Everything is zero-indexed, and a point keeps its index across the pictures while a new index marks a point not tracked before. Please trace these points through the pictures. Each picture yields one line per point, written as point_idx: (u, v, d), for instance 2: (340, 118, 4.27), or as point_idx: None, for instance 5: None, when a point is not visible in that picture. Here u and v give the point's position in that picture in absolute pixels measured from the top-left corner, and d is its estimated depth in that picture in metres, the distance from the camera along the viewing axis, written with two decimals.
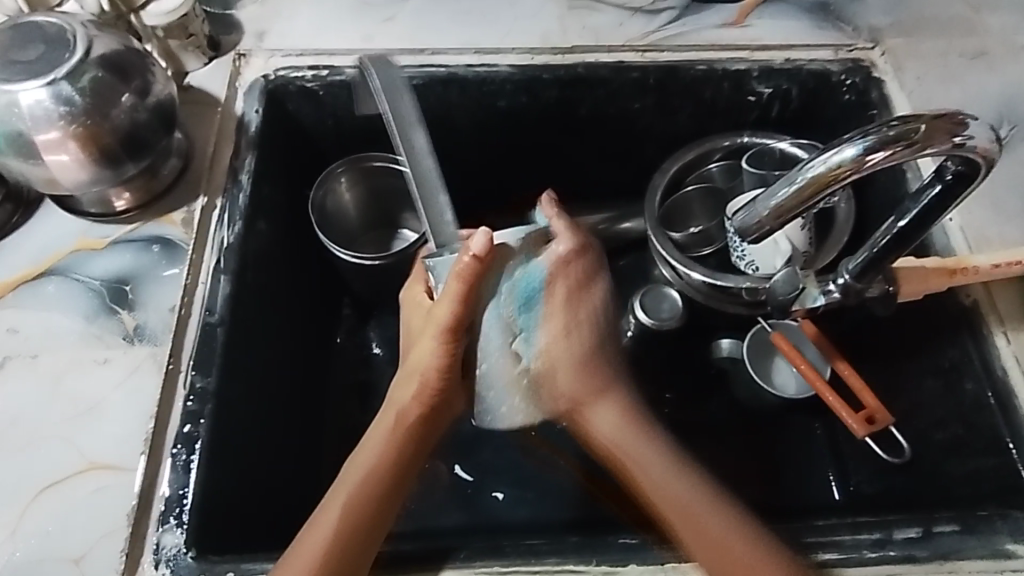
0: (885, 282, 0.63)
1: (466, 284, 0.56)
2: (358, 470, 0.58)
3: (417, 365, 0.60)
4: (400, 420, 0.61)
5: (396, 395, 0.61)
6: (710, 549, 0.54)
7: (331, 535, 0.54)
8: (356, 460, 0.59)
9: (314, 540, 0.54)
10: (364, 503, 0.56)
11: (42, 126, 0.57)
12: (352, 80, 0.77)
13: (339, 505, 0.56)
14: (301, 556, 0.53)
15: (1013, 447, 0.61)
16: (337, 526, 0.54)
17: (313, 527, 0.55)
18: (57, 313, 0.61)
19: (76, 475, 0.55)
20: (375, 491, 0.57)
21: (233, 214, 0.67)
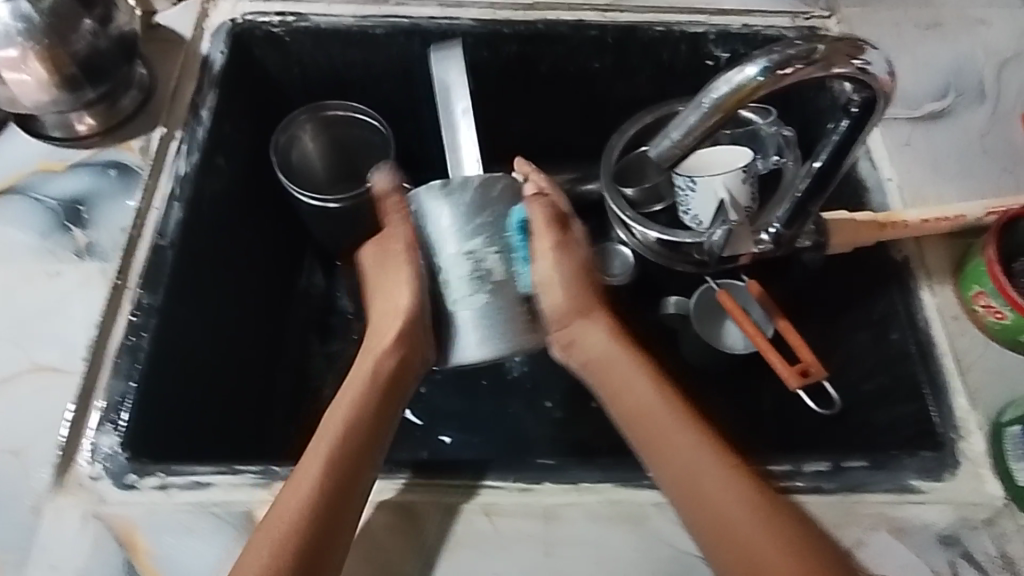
0: (815, 232, 0.67)
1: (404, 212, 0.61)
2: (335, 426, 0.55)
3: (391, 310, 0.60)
4: (376, 371, 0.59)
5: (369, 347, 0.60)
6: (709, 500, 0.52)
7: (311, 496, 0.50)
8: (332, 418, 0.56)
9: (294, 498, 0.51)
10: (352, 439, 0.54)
11: (1, 42, 0.59)
12: (317, 26, 0.79)
13: (315, 467, 0.52)
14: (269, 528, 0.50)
15: (928, 392, 0.62)
16: (320, 476, 0.52)
17: (291, 483, 0.52)
18: (14, 229, 0.64)
19: (19, 376, 0.57)
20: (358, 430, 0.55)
21: (190, 145, 0.70)
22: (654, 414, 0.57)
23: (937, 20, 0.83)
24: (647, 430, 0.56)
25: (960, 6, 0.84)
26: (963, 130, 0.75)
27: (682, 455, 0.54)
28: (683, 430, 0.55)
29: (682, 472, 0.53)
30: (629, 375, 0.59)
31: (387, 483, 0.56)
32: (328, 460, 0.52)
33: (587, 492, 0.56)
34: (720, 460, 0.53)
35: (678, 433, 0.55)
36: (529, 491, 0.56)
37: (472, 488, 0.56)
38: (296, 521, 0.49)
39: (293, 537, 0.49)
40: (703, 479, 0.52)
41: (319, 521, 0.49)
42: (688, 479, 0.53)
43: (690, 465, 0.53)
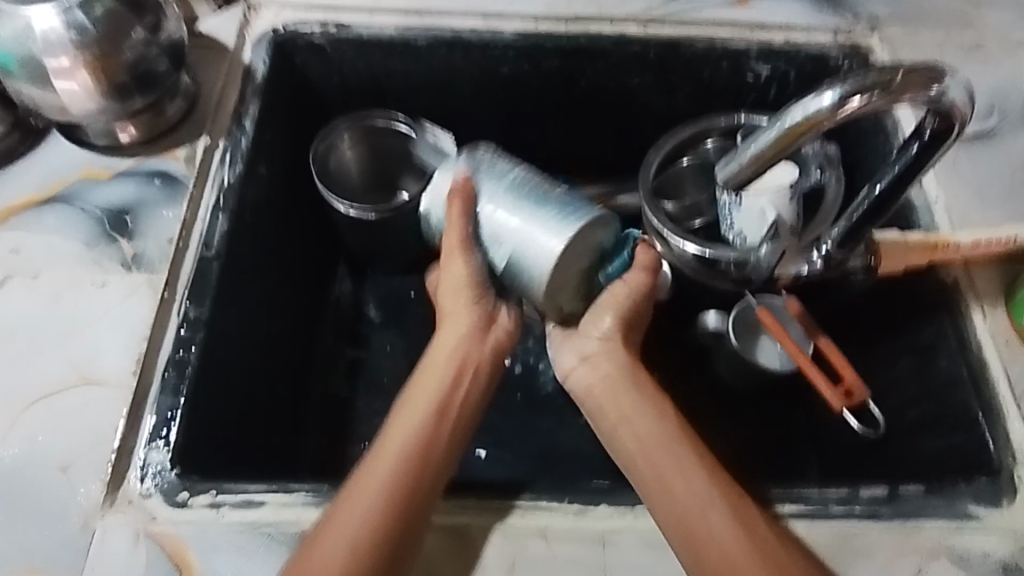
0: (866, 254, 0.66)
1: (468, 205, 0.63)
2: (403, 432, 0.56)
3: (454, 289, 0.63)
4: (452, 351, 0.62)
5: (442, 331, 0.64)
6: (696, 523, 0.52)
7: (381, 499, 0.52)
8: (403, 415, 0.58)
9: (361, 500, 0.52)
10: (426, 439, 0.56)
11: (54, 50, 0.58)
12: (360, 37, 0.78)
13: (380, 474, 0.53)
14: (336, 533, 0.50)
15: (981, 419, 0.62)
16: (387, 488, 0.52)
17: (361, 481, 0.53)
18: (59, 237, 0.63)
19: (68, 389, 0.56)
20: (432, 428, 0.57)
21: (235, 156, 0.69)
22: (663, 455, 0.55)
23: (978, 42, 0.82)
24: (642, 438, 0.57)
25: (1002, 28, 0.83)
26: (1008, 153, 0.75)
27: (682, 483, 0.54)
28: (681, 458, 0.55)
29: (683, 505, 0.52)
30: (631, 412, 0.59)
31: (440, 504, 0.55)
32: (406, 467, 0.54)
33: (642, 516, 0.55)
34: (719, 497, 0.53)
35: (671, 463, 0.55)
36: (584, 514, 0.55)
37: (526, 511, 0.55)
38: (372, 524, 0.50)
39: (361, 543, 0.49)
40: (697, 512, 0.52)
41: (393, 523, 0.51)
42: (685, 509, 0.52)
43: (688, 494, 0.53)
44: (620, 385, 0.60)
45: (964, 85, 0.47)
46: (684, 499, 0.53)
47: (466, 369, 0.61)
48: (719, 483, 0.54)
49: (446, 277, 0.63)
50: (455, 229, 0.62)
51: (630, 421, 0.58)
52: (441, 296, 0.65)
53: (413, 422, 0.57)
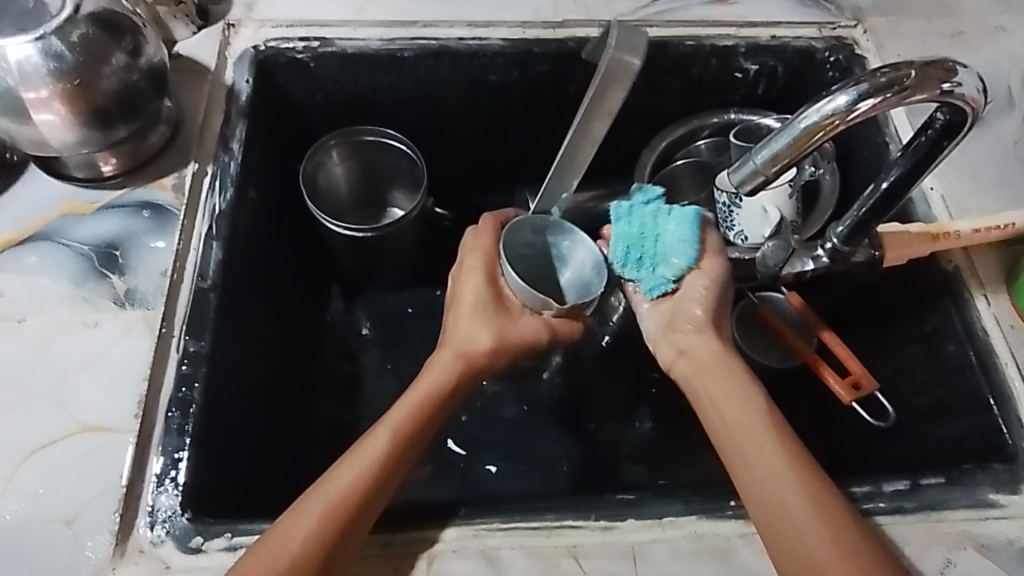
0: (871, 247, 0.65)
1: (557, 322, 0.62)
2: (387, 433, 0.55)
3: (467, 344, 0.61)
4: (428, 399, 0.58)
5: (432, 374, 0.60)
6: (784, 537, 0.49)
7: (355, 487, 0.51)
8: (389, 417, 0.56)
9: (344, 478, 0.52)
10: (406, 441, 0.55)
11: (30, 82, 0.56)
12: (343, 51, 0.76)
13: (366, 460, 0.53)
14: (312, 502, 0.50)
15: (993, 404, 0.62)
16: (369, 474, 0.52)
17: (349, 459, 0.53)
18: (46, 278, 0.60)
19: (67, 437, 0.54)
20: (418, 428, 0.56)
21: (224, 181, 0.66)
22: (759, 447, 0.53)
23: (960, 29, 0.81)
24: (740, 450, 0.54)
25: (979, 13, 0.83)
26: (999, 138, 0.75)
27: (780, 490, 0.51)
28: (771, 466, 0.52)
29: (773, 491, 0.51)
30: (729, 398, 0.57)
31: (466, 529, 0.54)
32: (391, 453, 0.54)
33: (671, 527, 0.54)
34: (813, 495, 0.50)
35: (767, 455, 0.53)
36: (612, 529, 0.54)
37: (553, 529, 0.54)
38: (334, 505, 0.50)
39: (333, 516, 0.49)
40: (787, 519, 0.50)
41: (348, 513, 0.50)
42: (773, 502, 0.51)
43: (776, 488, 0.51)
44: (733, 405, 0.56)
45: (975, 77, 0.50)
46: (776, 507, 0.51)
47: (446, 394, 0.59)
48: (812, 491, 0.51)
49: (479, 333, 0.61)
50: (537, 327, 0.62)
51: (728, 446, 0.55)
52: (462, 327, 0.62)
53: (405, 416, 0.57)
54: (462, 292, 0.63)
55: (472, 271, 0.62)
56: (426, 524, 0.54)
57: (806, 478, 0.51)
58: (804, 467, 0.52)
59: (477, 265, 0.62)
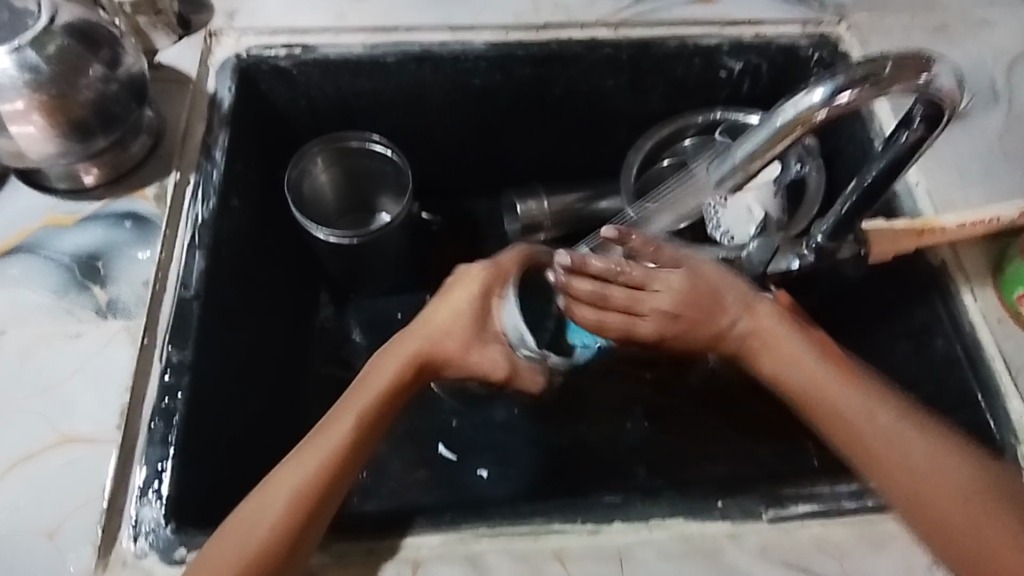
0: (856, 244, 0.64)
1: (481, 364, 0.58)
2: (321, 444, 0.53)
3: (435, 328, 0.59)
4: (384, 387, 0.56)
5: (383, 358, 0.58)
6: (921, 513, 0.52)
7: (286, 502, 0.50)
8: (315, 440, 0.53)
9: (267, 511, 0.50)
10: (363, 438, 0.54)
11: (8, 94, 0.55)
12: (325, 58, 0.76)
13: (296, 475, 0.51)
14: (273, 494, 0.50)
15: (981, 399, 0.62)
16: (297, 493, 0.50)
17: (313, 445, 0.52)
18: (28, 290, 0.60)
19: (49, 450, 0.54)
20: (371, 430, 0.54)
21: (207, 190, 0.66)
22: (858, 412, 0.55)
23: (943, 23, 0.81)
24: (887, 452, 0.53)
25: (963, 7, 0.82)
26: (985, 132, 0.75)
27: (904, 480, 0.53)
28: (908, 463, 0.53)
29: (924, 472, 0.53)
30: (801, 359, 0.58)
31: (451, 535, 0.53)
32: (349, 444, 0.53)
33: (657, 529, 0.54)
34: (946, 464, 0.53)
35: (908, 452, 0.53)
36: (599, 532, 0.54)
37: (540, 534, 0.53)
38: (266, 535, 0.49)
39: (258, 555, 0.48)
40: (925, 506, 0.52)
41: (283, 538, 0.49)
42: (908, 480, 0.52)
43: (933, 468, 0.53)
44: (825, 382, 0.57)
45: (951, 70, 0.50)
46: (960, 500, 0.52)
47: (376, 408, 0.55)
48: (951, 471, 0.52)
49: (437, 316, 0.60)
50: (481, 362, 0.58)
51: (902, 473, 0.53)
52: (435, 312, 0.60)
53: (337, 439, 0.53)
54: (450, 293, 0.60)
55: (473, 280, 0.60)
56: (410, 529, 0.53)
57: (924, 433, 0.54)
58: (925, 425, 0.54)
59: (483, 276, 0.60)
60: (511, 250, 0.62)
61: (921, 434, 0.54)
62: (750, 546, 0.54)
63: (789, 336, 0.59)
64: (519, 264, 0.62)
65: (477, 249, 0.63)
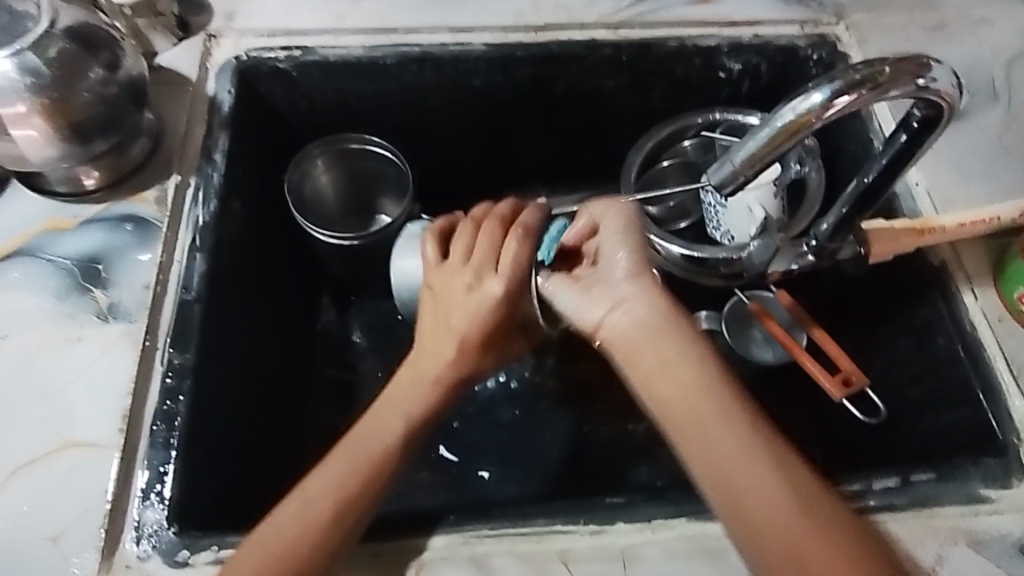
0: (856, 243, 0.65)
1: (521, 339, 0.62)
2: (369, 446, 0.55)
3: (443, 342, 0.58)
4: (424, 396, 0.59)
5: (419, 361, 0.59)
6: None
7: (328, 509, 0.51)
8: (361, 440, 0.55)
9: (299, 510, 0.51)
10: (415, 435, 0.58)
11: (8, 98, 0.55)
12: (325, 59, 0.76)
13: (334, 476, 0.53)
14: (316, 502, 0.51)
15: (983, 397, 0.62)
16: (336, 494, 0.52)
17: (346, 450, 0.55)
18: (29, 294, 0.60)
19: (52, 454, 0.54)
20: (423, 431, 0.58)
21: (208, 192, 0.66)
22: (672, 402, 0.50)
23: (942, 22, 0.81)
24: (760, 501, 0.46)
25: (962, 6, 0.82)
26: (985, 131, 0.75)
27: (795, 532, 0.45)
28: (786, 520, 0.46)
29: (718, 461, 0.48)
30: (670, 358, 0.51)
31: (455, 537, 0.53)
32: (403, 441, 0.57)
33: (662, 529, 0.54)
34: (793, 495, 0.46)
35: (719, 436, 0.49)
36: (603, 533, 0.54)
37: (544, 535, 0.53)
38: (298, 533, 0.50)
39: (309, 528, 0.50)
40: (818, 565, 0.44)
41: (319, 545, 0.49)
42: (724, 470, 0.48)
43: (762, 482, 0.47)
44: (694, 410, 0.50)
45: (947, 71, 0.51)
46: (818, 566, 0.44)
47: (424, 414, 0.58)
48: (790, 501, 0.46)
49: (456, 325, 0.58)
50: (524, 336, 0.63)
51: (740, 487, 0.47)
52: (453, 319, 0.58)
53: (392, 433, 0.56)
54: (462, 303, 0.57)
55: (485, 297, 0.56)
56: (414, 531, 0.53)
57: (793, 498, 0.46)
58: (776, 447, 0.48)
59: (497, 292, 0.55)
60: (512, 239, 0.55)
61: (746, 428, 0.49)
62: None
63: (672, 347, 0.52)
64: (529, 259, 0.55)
65: (485, 261, 0.56)
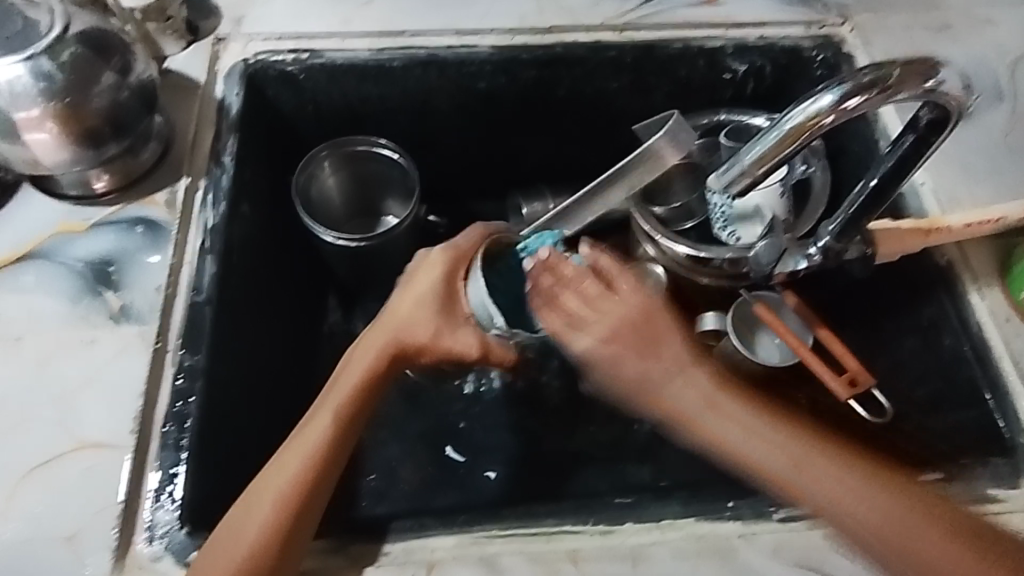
0: (863, 244, 0.65)
1: (450, 338, 0.63)
2: (297, 457, 0.55)
3: (394, 319, 0.64)
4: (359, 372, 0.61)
5: (369, 340, 0.64)
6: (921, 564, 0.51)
7: (269, 524, 0.51)
8: (295, 446, 0.56)
9: (250, 524, 0.51)
10: (348, 431, 0.57)
11: (22, 103, 0.56)
12: (332, 63, 0.76)
13: (275, 489, 0.53)
14: (258, 510, 0.52)
15: (990, 397, 0.63)
16: (279, 504, 0.52)
17: (291, 449, 0.55)
18: (42, 296, 0.60)
19: (65, 455, 0.54)
20: (356, 408, 0.59)
21: (217, 195, 0.66)
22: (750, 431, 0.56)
23: (946, 23, 0.81)
24: (833, 489, 0.53)
25: (965, 6, 0.83)
26: (989, 131, 0.75)
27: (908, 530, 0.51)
28: (886, 505, 0.52)
29: (827, 492, 0.53)
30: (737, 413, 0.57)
31: (465, 537, 0.54)
32: (328, 446, 0.56)
33: (670, 529, 0.54)
34: (871, 488, 0.53)
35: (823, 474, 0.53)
36: (611, 532, 0.54)
37: (553, 535, 0.54)
38: (254, 549, 0.50)
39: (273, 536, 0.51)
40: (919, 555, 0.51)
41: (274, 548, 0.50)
42: (791, 468, 0.54)
43: (836, 493, 0.53)
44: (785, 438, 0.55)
45: (957, 72, 0.51)
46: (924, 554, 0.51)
47: (354, 390, 0.60)
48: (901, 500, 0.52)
49: (407, 298, 0.65)
50: (460, 340, 0.63)
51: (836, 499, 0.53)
52: (401, 297, 0.66)
53: (322, 431, 0.56)
54: (415, 279, 0.65)
55: (433, 266, 0.65)
56: (424, 531, 0.54)
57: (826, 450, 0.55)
58: (799, 429, 0.56)
59: (442, 261, 0.65)
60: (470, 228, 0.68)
61: (820, 452, 0.54)
62: (762, 546, 0.54)
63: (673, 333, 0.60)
64: (478, 242, 0.66)
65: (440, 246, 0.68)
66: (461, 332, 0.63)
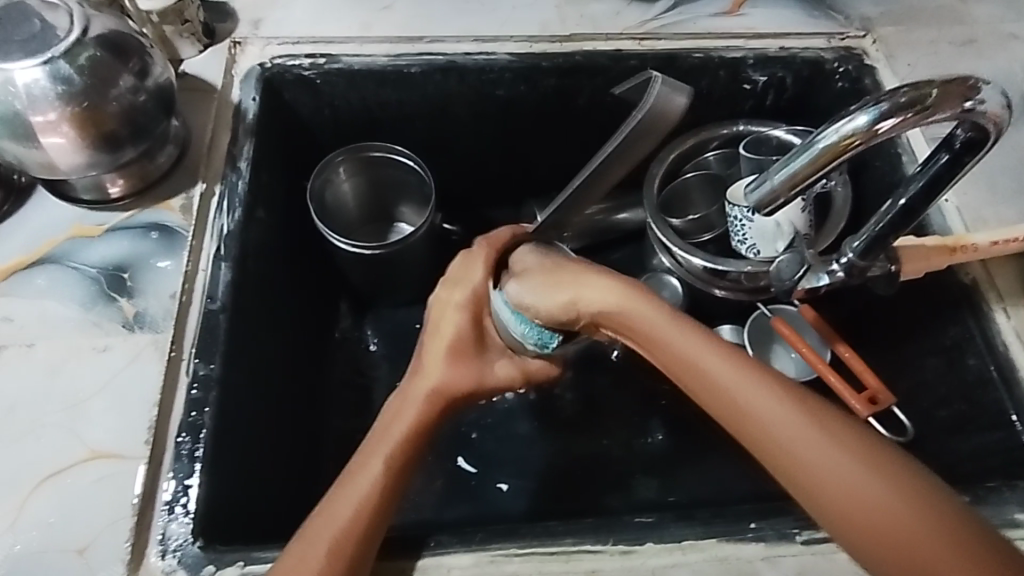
0: (887, 261, 0.63)
1: (491, 376, 0.61)
2: (363, 480, 0.52)
3: (427, 366, 0.61)
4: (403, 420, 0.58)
5: (410, 388, 0.60)
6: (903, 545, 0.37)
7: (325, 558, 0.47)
8: (355, 473, 0.53)
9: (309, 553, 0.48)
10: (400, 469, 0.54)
11: (39, 106, 0.55)
12: (349, 67, 0.75)
13: (339, 517, 0.50)
14: (313, 542, 0.48)
15: (1016, 419, 0.61)
16: (335, 537, 0.49)
17: (347, 481, 0.52)
18: (54, 302, 0.60)
19: (78, 465, 0.53)
20: (405, 456, 0.55)
21: (232, 201, 0.66)
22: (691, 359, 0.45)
23: (970, 36, 0.80)
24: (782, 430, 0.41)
25: (991, 21, 0.82)
26: (1015, 147, 0.74)
27: (866, 480, 0.39)
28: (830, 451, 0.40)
29: (804, 471, 0.40)
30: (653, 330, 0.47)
31: (483, 555, 0.53)
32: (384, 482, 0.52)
33: (692, 550, 0.53)
34: (874, 473, 0.39)
35: (821, 460, 0.40)
36: (631, 553, 0.53)
37: (572, 555, 0.53)
38: None
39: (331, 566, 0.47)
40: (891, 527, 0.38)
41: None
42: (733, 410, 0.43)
43: (780, 426, 0.41)
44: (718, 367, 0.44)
45: (996, 89, 0.50)
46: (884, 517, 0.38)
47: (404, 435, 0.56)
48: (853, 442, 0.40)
49: (437, 346, 0.61)
50: (501, 372, 0.61)
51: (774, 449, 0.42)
52: (428, 340, 0.63)
53: (381, 464, 0.53)
54: (441, 323, 0.62)
55: (454, 309, 0.62)
56: (440, 548, 0.53)
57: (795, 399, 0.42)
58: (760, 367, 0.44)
59: (461, 301, 0.62)
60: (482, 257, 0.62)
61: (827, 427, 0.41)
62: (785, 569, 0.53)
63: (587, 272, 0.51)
64: (493, 272, 0.62)
65: (456, 279, 0.63)
66: (496, 365, 0.61)
